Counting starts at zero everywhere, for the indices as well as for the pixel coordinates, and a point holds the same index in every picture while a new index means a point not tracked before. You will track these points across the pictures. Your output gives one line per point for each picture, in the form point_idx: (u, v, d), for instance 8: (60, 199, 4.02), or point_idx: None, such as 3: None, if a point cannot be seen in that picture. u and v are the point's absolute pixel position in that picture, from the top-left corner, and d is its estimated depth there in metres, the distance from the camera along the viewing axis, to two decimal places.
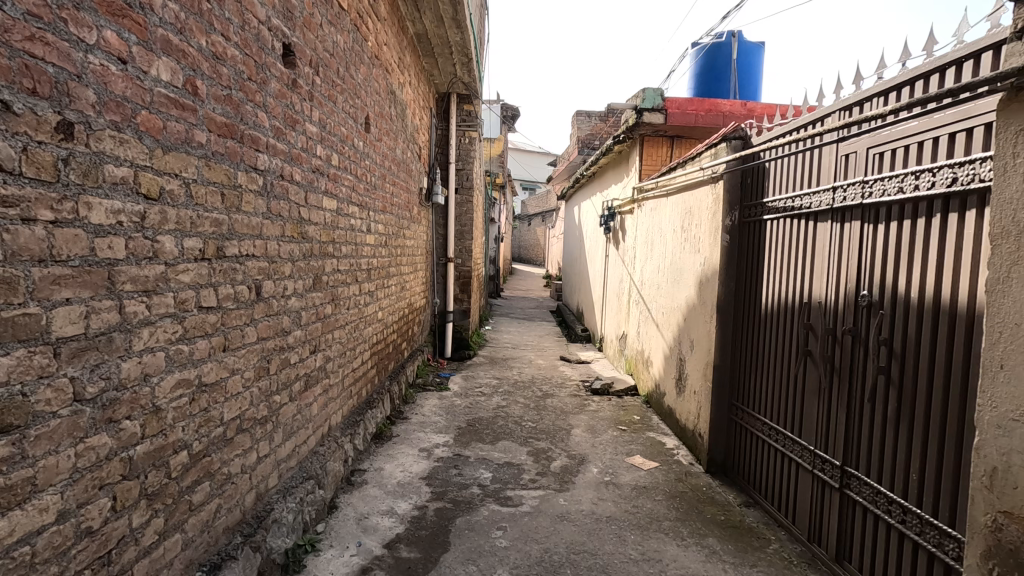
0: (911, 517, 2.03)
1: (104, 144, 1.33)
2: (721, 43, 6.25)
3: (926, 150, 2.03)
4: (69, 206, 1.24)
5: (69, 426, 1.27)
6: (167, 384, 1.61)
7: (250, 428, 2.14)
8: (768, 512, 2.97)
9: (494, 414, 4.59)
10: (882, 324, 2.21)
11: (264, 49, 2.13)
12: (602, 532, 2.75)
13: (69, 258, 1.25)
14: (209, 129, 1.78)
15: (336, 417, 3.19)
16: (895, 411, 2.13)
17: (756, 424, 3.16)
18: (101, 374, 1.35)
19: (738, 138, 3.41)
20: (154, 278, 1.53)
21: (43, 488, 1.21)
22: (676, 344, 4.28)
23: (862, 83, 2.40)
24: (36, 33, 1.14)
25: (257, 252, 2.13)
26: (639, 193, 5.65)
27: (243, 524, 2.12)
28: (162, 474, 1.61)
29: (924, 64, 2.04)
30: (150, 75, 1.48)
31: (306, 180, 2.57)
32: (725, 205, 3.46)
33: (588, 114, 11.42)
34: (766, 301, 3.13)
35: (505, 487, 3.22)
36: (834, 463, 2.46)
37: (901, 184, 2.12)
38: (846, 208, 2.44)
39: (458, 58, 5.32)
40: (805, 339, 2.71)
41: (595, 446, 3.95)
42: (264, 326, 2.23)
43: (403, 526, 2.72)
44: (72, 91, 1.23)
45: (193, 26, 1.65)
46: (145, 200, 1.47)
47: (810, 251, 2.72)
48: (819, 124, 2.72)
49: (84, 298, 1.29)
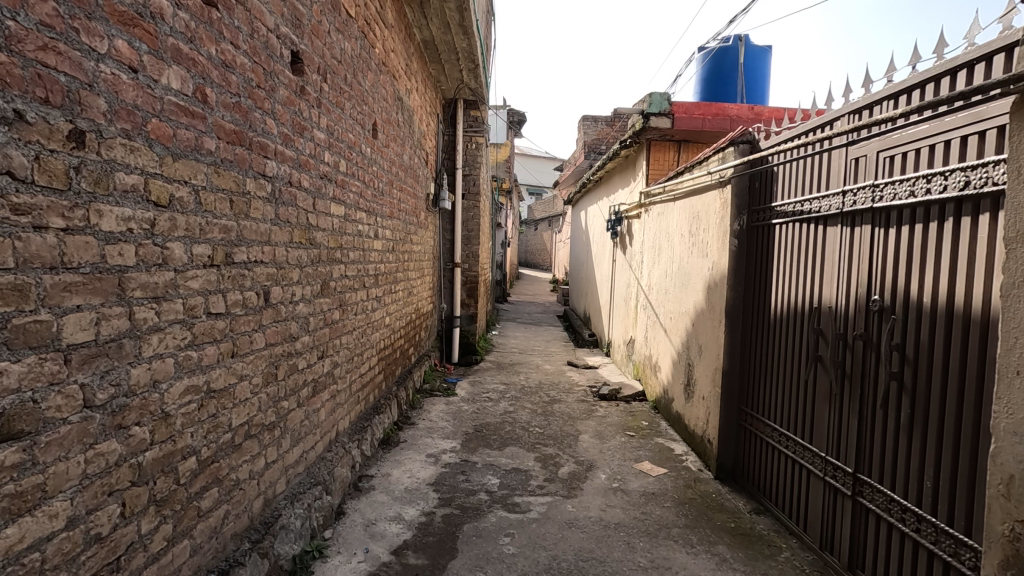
0: (926, 526, 1.99)
1: (115, 152, 1.34)
2: (728, 47, 6.24)
3: (938, 153, 2.00)
4: (81, 213, 1.25)
5: (79, 432, 1.27)
6: (176, 390, 1.61)
7: (258, 433, 2.14)
8: (779, 520, 2.94)
9: (502, 420, 4.57)
10: (894, 329, 2.18)
11: (273, 56, 2.14)
12: (611, 539, 2.73)
13: (80, 265, 1.26)
14: (218, 136, 1.79)
15: (344, 422, 3.19)
16: (907, 417, 2.10)
17: (766, 430, 3.13)
18: (111, 380, 1.36)
19: (746, 142, 3.40)
20: (163, 284, 1.54)
21: (53, 494, 1.21)
22: (684, 349, 4.26)
23: (871, 86, 2.39)
24: (49, 42, 1.15)
25: (265, 258, 2.14)
26: (646, 198, 5.64)
27: (251, 530, 2.12)
28: (170, 480, 1.61)
29: (935, 67, 2.02)
30: (160, 83, 1.49)
31: (314, 186, 2.59)
32: (733, 209, 3.44)
33: (595, 119, 11.48)
34: (775, 305, 3.10)
35: (513, 494, 3.21)
36: (845, 469, 2.43)
37: (912, 187, 2.09)
38: (857, 212, 2.41)
39: (465, 64, 5.35)
40: (815, 344, 2.68)
41: (603, 452, 3.93)
42: (272, 332, 2.23)
43: (410, 532, 2.71)
44: (83, 100, 1.24)
45: (202, 35, 1.66)
46: (155, 207, 1.48)
47: (820, 255, 2.69)
48: (828, 127, 2.70)
49: (95, 304, 1.30)
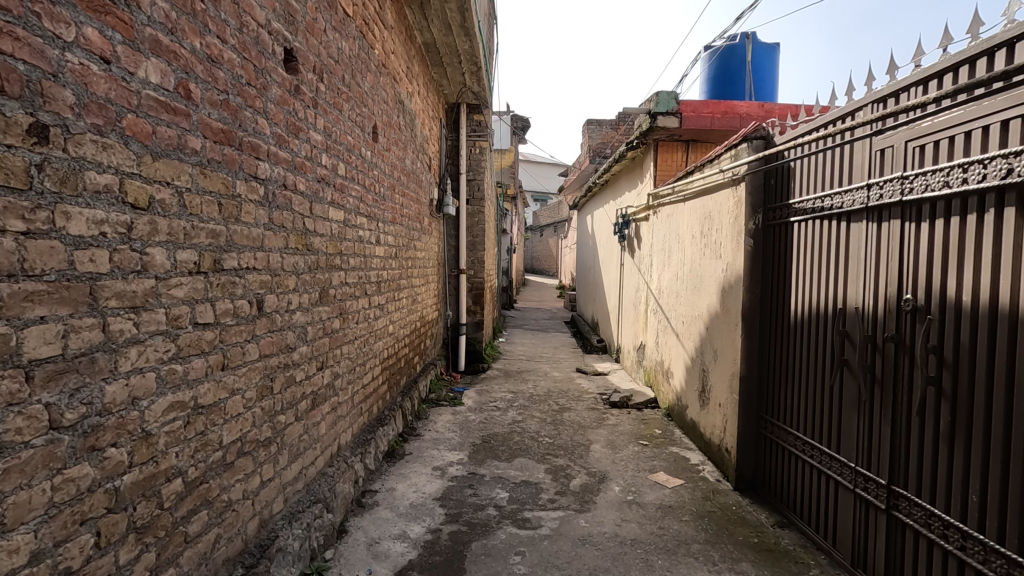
0: (973, 544, 1.83)
1: (84, 148, 1.23)
2: (735, 46, 6.11)
3: (975, 141, 1.86)
4: (44, 215, 1.14)
5: (45, 457, 1.16)
6: (158, 408, 1.49)
7: (252, 451, 2.02)
8: (805, 534, 2.77)
9: (510, 429, 4.43)
10: (930, 331, 2.03)
11: (264, 53, 2.04)
12: (627, 557, 2.58)
13: (44, 272, 1.15)
14: (205, 135, 1.69)
15: (346, 436, 3.06)
16: (948, 426, 1.95)
17: (789, 439, 2.96)
18: (82, 399, 1.24)
19: (759, 138, 3.29)
20: (143, 293, 1.42)
21: (13, 527, 1.09)
22: (697, 354, 4.12)
23: (895, 72, 2.25)
24: (4, 27, 1.04)
25: (259, 265, 2.03)
26: (655, 199, 5.51)
27: (245, 553, 2.00)
28: (153, 505, 1.49)
29: (970, 48, 1.89)
30: (137, 76, 1.38)
31: (311, 190, 2.48)
32: (748, 207, 3.30)
33: (600, 123, 12.52)
34: (795, 307, 2.96)
35: (523, 508, 3.06)
36: (878, 481, 2.26)
37: (945, 178, 1.95)
38: (883, 206, 2.27)
39: (468, 67, 5.25)
40: (840, 347, 2.53)
41: (615, 462, 3.77)
42: (268, 343, 2.12)
43: (415, 551, 2.58)
44: (46, 92, 1.13)
45: (185, 27, 1.56)
46: (132, 210, 1.37)
47: (843, 253, 2.55)
48: (850, 118, 2.56)
49: (62, 315, 1.19)
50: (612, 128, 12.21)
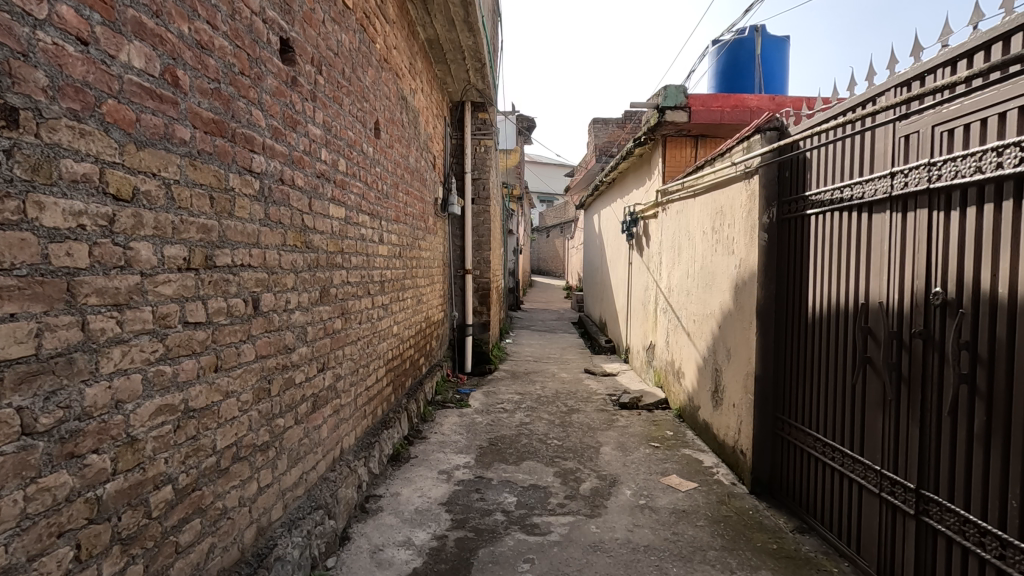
0: (1012, 553, 1.72)
1: (59, 134, 1.15)
2: (743, 39, 5.99)
3: (1011, 121, 1.74)
4: (14, 205, 1.06)
5: (17, 464, 1.08)
6: (145, 412, 1.41)
7: (249, 456, 1.94)
8: (827, 540, 2.65)
9: (518, 432, 4.33)
10: (962, 325, 1.91)
11: (258, 42, 1.96)
12: (640, 564, 2.47)
13: (14, 266, 1.07)
14: (195, 125, 1.61)
15: (348, 439, 2.97)
16: (983, 426, 1.83)
17: (807, 440, 2.84)
18: (59, 403, 1.16)
19: (772, 128, 3.18)
20: (127, 290, 1.34)
21: None
22: (710, 353, 4.00)
23: (920, 53, 2.14)
24: None
25: (255, 262, 1.95)
26: (664, 195, 5.39)
27: (242, 563, 1.91)
28: (140, 514, 1.40)
29: (1003, 24, 1.77)
30: (119, 60, 1.30)
31: (309, 186, 2.40)
32: (762, 200, 3.19)
33: (606, 122, 12.40)
34: (813, 303, 2.84)
35: (532, 513, 2.96)
36: (906, 485, 2.14)
37: (978, 162, 1.84)
38: (908, 195, 2.16)
39: (471, 64, 5.17)
40: (863, 344, 2.41)
41: (627, 465, 3.66)
42: (264, 343, 2.04)
43: (420, 559, 2.48)
44: (15, 72, 1.06)
45: (171, 10, 1.48)
46: (114, 201, 1.29)
47: (864, 246, 2.44)
48: (871, 103, 2.45)
49: (36, 313, 1.11)
50: (618, 127, 12.07)
